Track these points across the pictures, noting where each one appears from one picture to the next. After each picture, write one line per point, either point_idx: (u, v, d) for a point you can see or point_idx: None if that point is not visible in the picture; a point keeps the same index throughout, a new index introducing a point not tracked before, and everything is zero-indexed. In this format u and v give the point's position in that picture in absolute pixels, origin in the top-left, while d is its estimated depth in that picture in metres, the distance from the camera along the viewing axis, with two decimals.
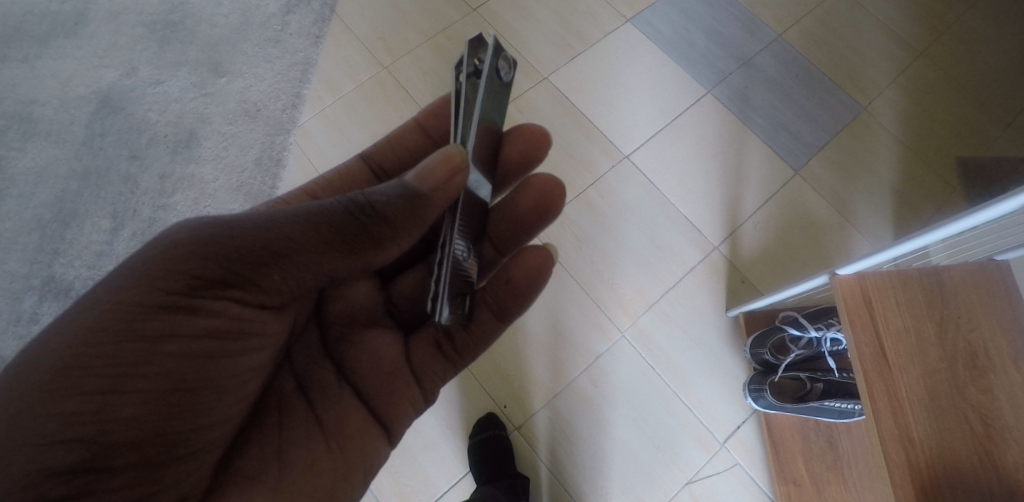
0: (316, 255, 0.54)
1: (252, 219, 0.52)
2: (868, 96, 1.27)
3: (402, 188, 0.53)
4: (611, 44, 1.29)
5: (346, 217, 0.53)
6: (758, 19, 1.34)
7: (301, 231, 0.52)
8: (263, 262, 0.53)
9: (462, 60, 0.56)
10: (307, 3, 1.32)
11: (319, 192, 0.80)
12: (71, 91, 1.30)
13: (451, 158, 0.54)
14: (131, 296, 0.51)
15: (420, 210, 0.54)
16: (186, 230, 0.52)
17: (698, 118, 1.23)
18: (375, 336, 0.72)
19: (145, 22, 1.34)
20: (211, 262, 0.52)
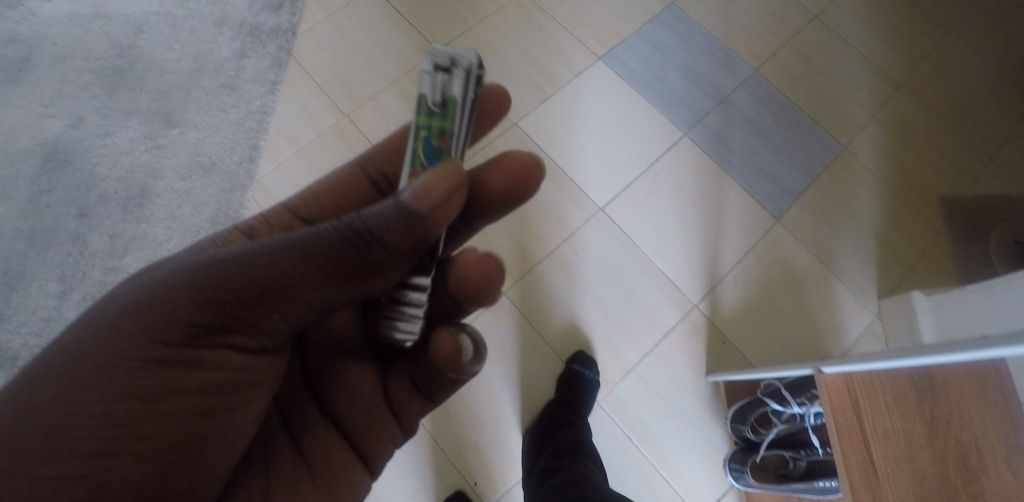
0: (316, 289, 0.47)
1: (245, 251, 0.47)
2: (848, 134, 1.23)
3: (400, 208, 0.46)
4: (581, 85, 1.23)
5: (343, 245, 0.46)
6: (734, 54, 1.27)
7: (296, 264, 0.46)
8: (258, 299, 0.47)
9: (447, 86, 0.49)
10: (262, 47, 1.26)
11: (304, 207, 0.70)
12: (15, 142, 1.22)
13: (447, 174, 0.46)
14: (121, 343, 0.46)
15: (423, 237, 0.47)
16: (182, 273, 0.47)
17: (675, 163, 1.17)
18: (359, 374, 0.61)
19: (92, 67, 1.28)
20: (205, 303, 0.47)
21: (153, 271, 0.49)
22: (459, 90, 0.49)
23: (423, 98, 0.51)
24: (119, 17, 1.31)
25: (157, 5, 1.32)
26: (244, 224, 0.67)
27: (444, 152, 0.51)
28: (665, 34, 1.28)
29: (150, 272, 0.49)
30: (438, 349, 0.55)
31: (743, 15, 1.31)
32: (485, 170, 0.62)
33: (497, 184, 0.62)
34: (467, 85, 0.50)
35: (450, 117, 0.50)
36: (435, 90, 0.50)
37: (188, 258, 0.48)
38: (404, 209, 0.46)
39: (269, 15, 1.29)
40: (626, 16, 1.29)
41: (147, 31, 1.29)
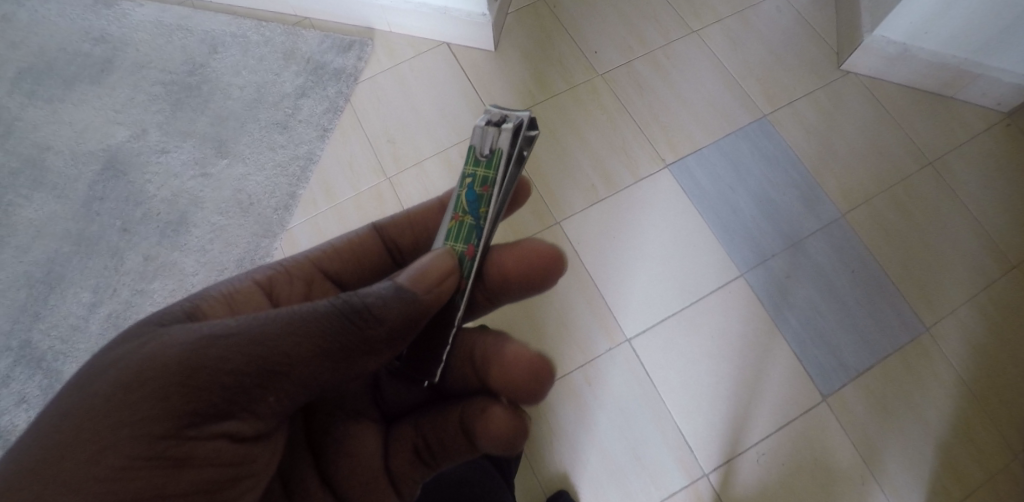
0: (313, 367, 0.48)
1: (244, 328, 0.46)
2: (935, 315, 1.06)
3: (393, 286, 0.51)
4: (638, 193, 1.11)
5: (340, 320, 0.48)
6: (821, 190, 1.12)
7: (298, 344, 0.47)
8: (258, 380, 0.46)
9: (477, 136, 0.58)
10: (321, 88, 1.25)
11: (327, 261, 0.67)
12: (82, 143, 1.29)
13: (443, 263, 0.55)
14: (105, 439, 0.43)
15: (417, 319, 0.51)
16: (168, 351, 0.46)
17: (723, 307, 1.05)
18: (360, 435, 0.59)
19: (164, 80, 1.34)
20: (198, 386, 0.45)
21: (140, 351, 0.46)
22: (506, 144, 0.57)
23: (473, 150, 0.59)
24: (197, 32, 1.37)
25: (235, 27, 1.36)
26: (262, 273, 0.62)
27: (484, 197, 0.58)
28: (745, 151, 1.14)
29: (137, 352, 0.46)
30: (493, 428, 0.54)
31: (844, 147, 1.16)
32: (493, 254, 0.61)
33: (511, 270, 0.61)
34: (510, 141, 0.58)
35: (490, 165, 0.58)
36: (487, 144, 0.58)
37: (177, 335, 0.47)
38: (398, 289, 0.51)
39: (336, 56, 1.28)
40: (706, 122, 1.17)
41: (221, 52, 1.34)
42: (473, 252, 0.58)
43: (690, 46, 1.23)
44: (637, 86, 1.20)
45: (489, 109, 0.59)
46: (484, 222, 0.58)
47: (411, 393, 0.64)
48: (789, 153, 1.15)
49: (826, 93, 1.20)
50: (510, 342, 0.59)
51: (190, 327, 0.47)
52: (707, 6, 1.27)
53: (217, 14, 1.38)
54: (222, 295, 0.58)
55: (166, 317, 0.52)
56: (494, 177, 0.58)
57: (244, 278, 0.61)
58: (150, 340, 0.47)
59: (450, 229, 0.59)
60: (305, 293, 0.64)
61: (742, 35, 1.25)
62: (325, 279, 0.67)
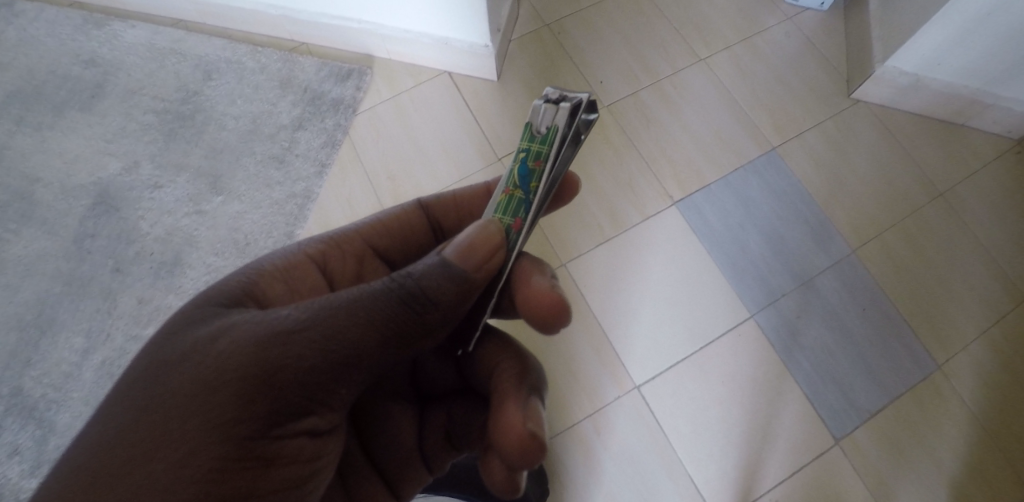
0: (379, 355, 0.49)
1: (314, 322, 0.47)
2: (948, 352, 1.03)
3: (439, 262, 0.51)
4: (645, 232, 1.10)
5: (400, 307, 0.49)
6: (831, 226, 1.09)
7: (366, 335, 0.48)
8: (332, 375, 0.48)
9: (534, 112, 0.56)
10: (319, 120, 1.22)
11: (378, 239, 0.66)
12: (73, 176, 1.24)
13: (490, 237, 0.53)
14: (194, 445, 0.44)
15: (467, 292, 0.52)
16: (244, 343, 0.46)
17: (732, 350, 1.03)
18: (397, 422, 0.63)
19: (156, 108, 1.27)
20: (276, 383, 0.46)
21: (213, 349, 0.47)
22: (563, 122, 0.54)
23: (529, 125, 0.56)
24: (191, 57, 1.30)
25: (230, 52, 1.30)
26: (315, 247, 0.61)
27: (535, 173, 0.56)
28: (753, 186, 1.12)
29: (209, 350, 0.47)
30: (491, 472, 0.55)
31: (854, 179, 1.13)
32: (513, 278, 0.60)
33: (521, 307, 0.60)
34: (568, 119, 0.55)
35: (546, 142, 0.55)
36: (543, 120, 0.55)
37: (250, 327, 0.47)
38: (445, 265, 0.51)
39: (334, 85, 1.25)
40: (713, 154, 1.15)
41: (216, 79, 1.28)
42: (520, 226, 0.56)
43: (697, 75, 1.21)
44: (644, 117, 1.19)
45: (549, 87, 0.56)
46: (534, 198, 0.56)
47: (444, 378, 0.67)
48: (800, 187, 1.12)
49: (835, 124, 1.17)
50: (512, 405, 0.54)
51: (258, 319, 0.48)
52: (714, 33, 1.25)
53: (211, 38, 1.32)
54: (278, 269, 0.58)
55: (223, 298, 0.52)
56: (547, 152, 0.55)
57: (296, 250, 0.60)
58: (219, 335, 0.47)
59: (501, 200, 0.58)
60: (358, 272, 0.64)
61: (751, 62, 1.22)
62: (377, 258, 0.66)
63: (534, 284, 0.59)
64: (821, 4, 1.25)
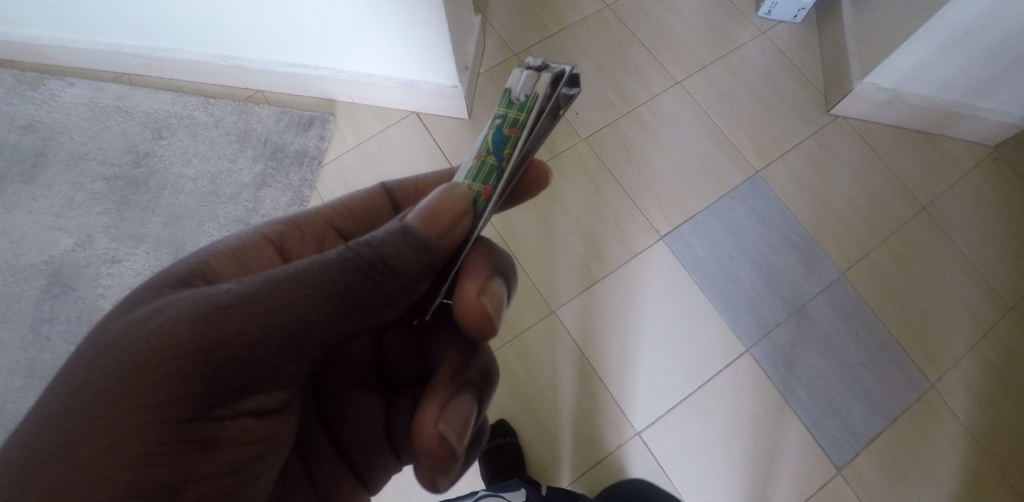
0: (328, 329, 0.48)
1: (256, 296, 0.46)
2: (939, 368, 1.01)
3: (401, 228, 0.49)
4: (635, 271, 1.07)
5: (353, 276, 0.48)
6: (819, 248, 1.08)
7: (311, 309, 0.47)
8: (275, 354, 0.47)
9: (512, 78, 0.47)
10: (283, 175, 1.15)
11: (338, 219, 0.69)
12: (22, 255, 1.15)
13: (456, 203, 0.48)
14: (127, 428, 0.44)
15: (432, 260, 0.50)
16: (181, 325, 0.45)
17: (731, 387, 1.00)
18: (363, 405, 0.66)
19: (105, 174, 1.19)
20: (215, 362, 0.46)
21: (148, 328, 0.46)
22: (542, 91, 0.45)
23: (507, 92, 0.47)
24: (140, 115, 1.22)
25: (181, 106, 1.22)
26: (273, 228, 0.65)
27: (510, 140, 0.47)
28: (740, 214, 1.10)
29: (144, 329, 0.46)
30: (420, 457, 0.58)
31: (838, 198, 1.12)
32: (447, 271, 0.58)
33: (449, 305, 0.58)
34: (553, 85, 0.46)
35: (523, 112, 0.46)
36: (522, 85, 0.46)
37: (187, 306, 0.46)
38: (405, 232, 0.49)
39: (296, 135, 1.18)
40: (696, 182, 1.12)
41: (167, 137, 1.20)
42: (489, 194, 0.48)
43: (675, 99, 1.19)
44: (624, 147, 1.15)
45: (531, 49, 0.46)
46: (506, 168, 0.47)
47: (409, 364, 0.69)
48: (786, 211, 1.10)
49: (817, 142, 1.16)
50: (432, 405, 0.56)
51: (198, 296, 0.47)
52: (687, 53, 1.23)
53: (157, 92, 1.23)
54: (235, 250, 0.61)
55: (180, 276, 0.54)
56: (526, 121, 0.46)
57: (254, 232, 0.63)
58: (152, 316, 0.46)
59: (472, 166, 0.50)
60: (318, 249, 0.67)
61: (727, 82, 1.20)
62: (337, 237, 0.69)
63: (462, 291, 0.55)
64: (794, 16, 1.23)
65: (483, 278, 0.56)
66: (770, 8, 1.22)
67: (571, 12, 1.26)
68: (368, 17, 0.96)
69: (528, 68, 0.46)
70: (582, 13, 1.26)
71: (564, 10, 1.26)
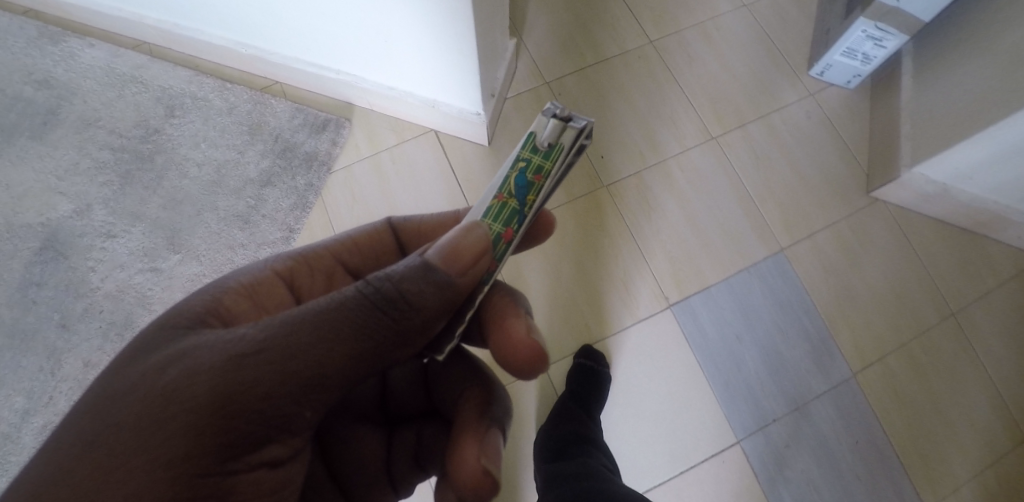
0: (347, 376, 0.47)
1: (273, 341, 0.45)
2: (936, 494, 0.95)
3: (422, 263, 0.48)
4: (635, 337, 1.03)
5: (370, 316, 0.46)
6: (834, 344, 1.03)
7: (328, 352, 0.45)
8: (293, 401, 0.45)
9: (537, 124, 0.49)
10: (290, 176, 1.12)
11: (347, 254, 0.63)
12: (20, 213, 1.12)
13: (473, 240, 0.48)
14: (137, 485, 0.42)
15: (450, 299, 0.48)
16: (201, 373, 0.44)
17: (713, 476, 0.96)
18: (362, 442, 0.66)
19: (113, 145, 1.16)
20: (233, 412, 0.44)
21: (164, 378, 0.44)
22: (570, 140, 0.48)
23: (531, 136, 0.49)
24: (154, 88, 1.19)
25: (195, 87, 1.18)
26: (282, 263, 0.59)
27: (534, 187, 0.49)
28: (756, 293, 1.05)
29: (159, 379, 0.44)
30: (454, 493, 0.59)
31: (862, 290, 1.05)
32: (485, 314, 0.59)
33: (492, 346, 0.58)
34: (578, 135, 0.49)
35: (551, 158, 0.48)
36: (547, 132, 0.48)
37: (208, 354, 0.45)
38: (428, 268, 0.47)
39: (309, 136, 1.14)
40: (712, 249, 1.08)
41: (179, 116, 1.17)
42: (511, 238, 0.49)
43: (707, 156, 1.12)
44: (645, 202, 1.10)
45: (553, 99, 0.48)
46: (529, 212, 0.49)
47: (413, 403, 0.70)
48: (805, 297, 1.05)
49: (851, 225, 1.08)
50: (474, 443, 0.57)
51: (214, 341, 0.46)
52: (730, 106, 1.14)
53: (175, 67, 1.20)
54: (244, 286, 0.55)
55: (189, 316, 0.49)
56: (551, 168, 0.48)
57: (264, 267, 0.57)
58: (172, 363, 0.45)
59: (488, 208, 0.50)
60: (327, 287, 0.61)
61: (766, 145, 1.12)
62: (346, 274, 0.63)
63: (512, 328, 0.57)
64: (848, 82, 1.12)
65: (527, 315, 0.58)
66: (823, 69, 1.12)
67: (612, 45, 1.18)
68: (405, 21, 0.88)
69: (553, 117, 0.48)
70: (623, 47, 1.18)
71: (604, 41, 1.18)
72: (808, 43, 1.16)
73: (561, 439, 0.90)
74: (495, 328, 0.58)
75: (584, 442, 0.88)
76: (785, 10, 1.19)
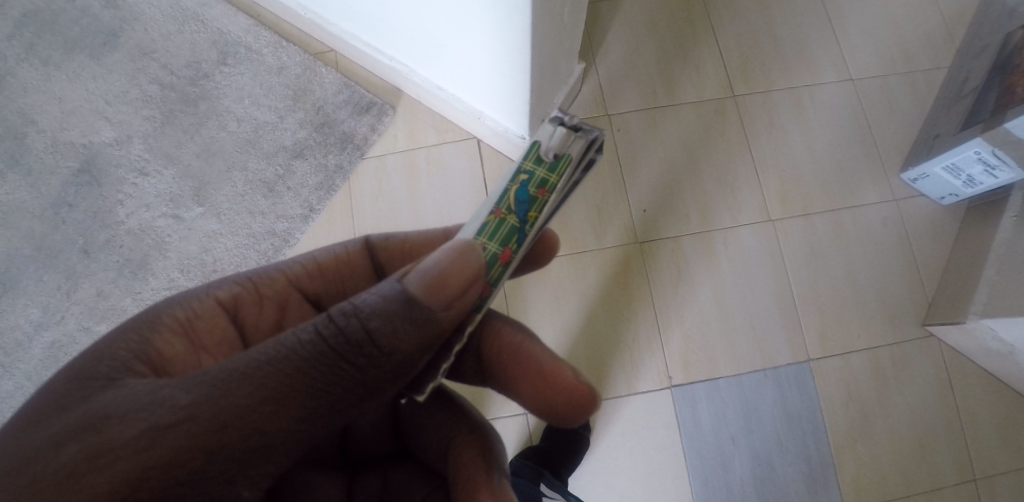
0: (303, 438, 0.37)
1: (209, 398, 0.35)
2: None
3: (401, 293, 0.37)
4: (623, 409, 0.97)
5: (331, 366, 0.36)
6: (834, 475, 0.94)
7: (276, 412, 0.36)
8: (233, 468, 0.36)
9: (542, 133, 0.41)
10: (322, 153, 1.09)
11: (306, 280, 0.55)
12: (66, 130, 1.14)
13: (465, 263, 0.38)
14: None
15: (432, 340, 0.38)
16: (112, 445, 0.34)
17: None
18: (318, 490, 0.50)
19: (163, 81, 1.15)
20: (156, 490, 0.34)
21: (67, 455, 0.34)
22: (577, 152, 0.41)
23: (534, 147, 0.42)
24: (211, 30, 1.16)
25: (251, 37, 1.15)
26: (227, 289, 0.51)
27: (537, 202, 0.41)
28: (765, 397, 0.97)
29: (58, 456, 0.34)
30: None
31: (882, 426, 0.96)
32: (509, 360, 0.48)
33: (526, 395, 0.48)
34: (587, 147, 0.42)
35: (557, 170, 0.41)
36: (554, 140, 0.41)
37: (121, 420, 0.35)
38: (408, 302, 0.37)
39: (350, 115, 1.11)
40: (732, 339, 0.99)
41: (230, 65, 1.15)
42: (509, 259, 0.40)
43: (758, 237, 1.02)
44: (676, 270, 1.02)
45: (557, 109, 0.42)
46: (532, 230, 0.40)
47: (377, 444, 0.55)
48: (817, 417, 0.96)
49: (893, 354, 0.98)
50: (487, 487, 0.44)
51: (142, 395, 0.36)
52: (799, 190, 1.03)
53: (237, 13, 1.17)
54: (179, 321, 0.47)
55: (110, 365, 0.40)
56: (557, 182, 0.41)
57: (204, 296, 0.50)
58: (72, 438, 0.35)
59: (482, 223, 0.41)
60: (277, 318, 0.53)
61: (825, 242, 1.02)
62: (303, 301, 0.54)
63: (550, 375, 0.47)
64: (941, 197, 1.01)
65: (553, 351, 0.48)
66: (917, 176, 1.01)
67: (690, 89, 1.07)
68: (455, 25, 0.83)
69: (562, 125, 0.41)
70: (702, 94, 1.07)
71: (681, 82, 1.07)
72: (909, 142, 1.05)
73: (539, 454, 0.93)
74: (526, 375, 0.48)
75: (561, 456, 0.92)
76: (896, 95, 1.07)
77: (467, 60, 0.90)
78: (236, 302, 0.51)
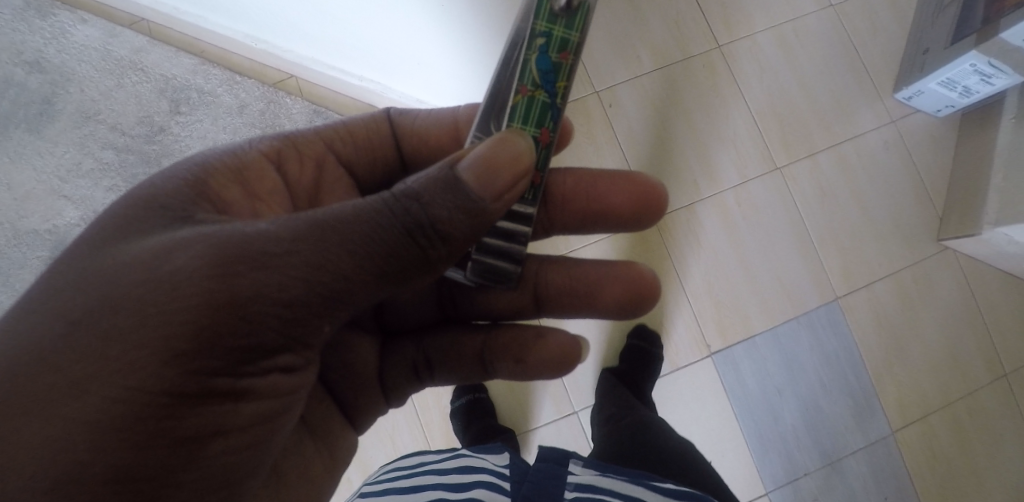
0: (370, 293, 0.39)
1: (294, 252, 0.36)
2: None
3: (451, 180, 0.38)
4: (669, 386, 0.98)
5: (394, 237, 0.38)
6: (877, 402, 0.98)
7: (350, 263, 0.37)
8: (307, 310, 0.38)
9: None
10: None
11: (339, 143, 0.54)
12: (25, 218, 1.05)
13: (515, 162, 0.39)
14: (115, 387, 0.35)
15: (478, 228, 0.40)
16: (207, 253, 0.36)
17: None
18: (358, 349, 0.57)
19: (116, 143, 1.06)
20: (241, 319, 0.36)
21: (171, 262, 0.37)
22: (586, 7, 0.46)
23: (544, 8, 0.46)
24: (155, 78, 1.06)
25: (201, 78, 1.05)
26: (268, 144, 0.51)
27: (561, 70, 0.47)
28: (803, 343, 0.99)
29: (165, 266, 0.37)
30: (554, 344, 0.56)
31: (915, 344, 1.00)
32: (570, 197, 0.55)
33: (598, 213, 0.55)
34: None
35: (572, 30, 0.47)
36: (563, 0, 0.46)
37: (220, 237, 0.37)
38: (456, 189, 0.38)
39: None
40: (760, 295, 1.00)
41: (186, 113, 1.06)
42: (549, 138, 0.48)
43: (767, 187, 1.02)
44: (694, 239, 1.01)
45: None
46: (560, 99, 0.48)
47: (420, 310, 0.59)
48: (854, 352, 0.99)
49: (914, 275, 1.01)
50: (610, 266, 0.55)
51: (224, 233, 0.37)
52: (798, 130, 1.03)
53: (178, 53, 1.06)
54: (231, 168, 0.47)
55: (172, 197, 0.42)
56: (575, 44, 0.47)
57: (248, 147, 0.49)
58: (174, 249, 0.37)
59: (514, 106, 0.47)
60: (316, 178, 0.52)
61: (833, 178, 1.02)
62: (337, 164, 0.54)
63: (614, 187, 0.55)
64: (937, 110, 1.01)
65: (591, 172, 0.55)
66: (912, 95, 1.00)
67: (673, 48, 1.04)
68: (438, 39, 0.78)
69: None
70: (687, 52, 1.04)
71: (664, 43, 1.04)
72: (899, 60, 1.04)
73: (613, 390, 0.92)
74: (601, 195, 0.55)
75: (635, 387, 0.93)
76: (879, 13, 1.05)
77: (454, 73, 0.85)
78: (281, 155, 0.51)
